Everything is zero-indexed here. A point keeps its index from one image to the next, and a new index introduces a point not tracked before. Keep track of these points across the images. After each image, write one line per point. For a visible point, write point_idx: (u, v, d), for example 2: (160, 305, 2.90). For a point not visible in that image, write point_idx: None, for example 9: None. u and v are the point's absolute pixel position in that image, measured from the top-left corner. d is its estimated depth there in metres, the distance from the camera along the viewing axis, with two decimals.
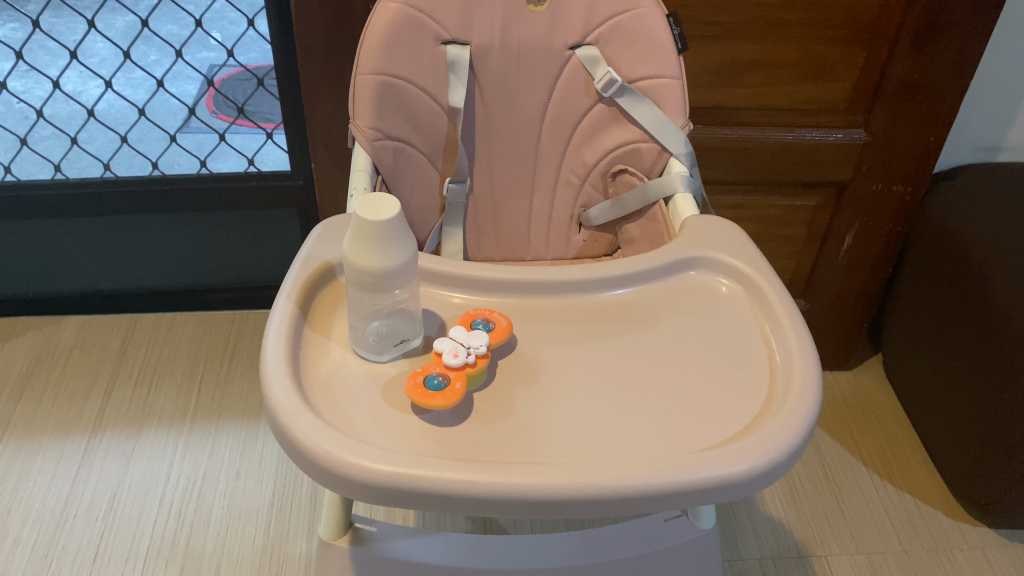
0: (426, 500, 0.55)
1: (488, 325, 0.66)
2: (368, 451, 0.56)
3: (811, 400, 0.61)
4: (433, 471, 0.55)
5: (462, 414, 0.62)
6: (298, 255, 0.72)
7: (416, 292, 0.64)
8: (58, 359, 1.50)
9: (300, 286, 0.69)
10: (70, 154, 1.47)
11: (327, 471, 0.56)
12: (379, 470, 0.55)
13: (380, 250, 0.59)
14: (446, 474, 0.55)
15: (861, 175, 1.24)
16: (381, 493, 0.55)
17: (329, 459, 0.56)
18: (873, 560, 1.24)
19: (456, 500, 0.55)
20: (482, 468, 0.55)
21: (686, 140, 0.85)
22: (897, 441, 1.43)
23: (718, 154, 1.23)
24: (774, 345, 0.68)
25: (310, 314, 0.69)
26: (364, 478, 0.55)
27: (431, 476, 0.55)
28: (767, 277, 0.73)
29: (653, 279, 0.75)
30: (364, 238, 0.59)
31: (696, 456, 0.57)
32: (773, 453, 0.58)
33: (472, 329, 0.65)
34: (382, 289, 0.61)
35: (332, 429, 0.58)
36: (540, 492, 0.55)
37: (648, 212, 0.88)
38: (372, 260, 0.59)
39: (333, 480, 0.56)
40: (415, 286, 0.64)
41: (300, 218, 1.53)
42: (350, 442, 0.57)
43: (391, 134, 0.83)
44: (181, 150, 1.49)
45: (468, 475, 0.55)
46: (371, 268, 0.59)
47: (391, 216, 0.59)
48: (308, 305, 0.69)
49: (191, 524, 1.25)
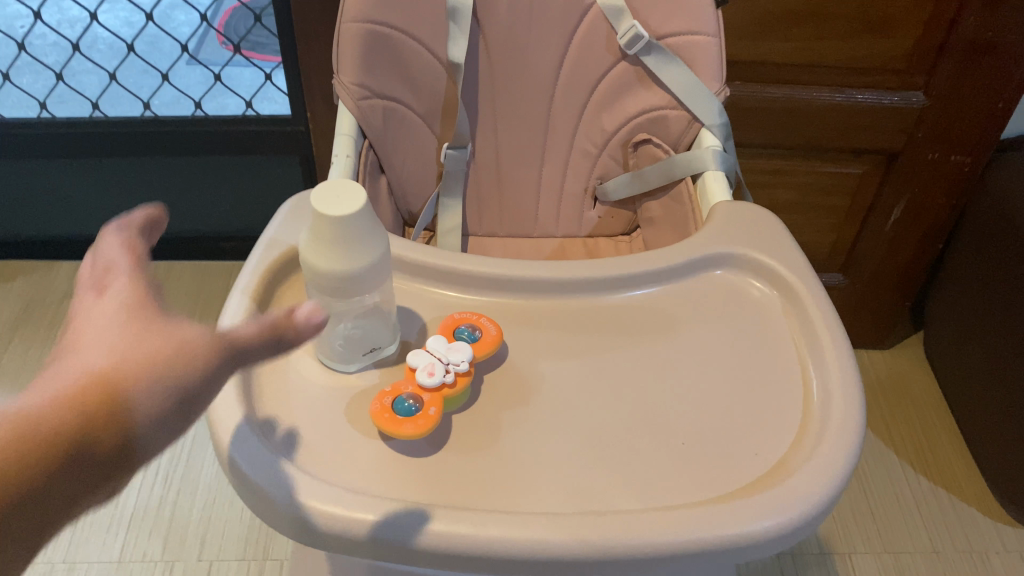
0: (384, 552, 0.46)
1: (473, 334, 0.57)
2: (320, 489, 0.47)
3: (851, 443, 0.51)
4: (393, 518, 0.46)
5: (437, 443, 0.52)
6: (263, 238, 0.62)
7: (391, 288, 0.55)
8: (48, 306, 1.43)
9: (259, 279, 0.59)
10: (56, 90, 1.37)
11: (271, 510, 0.47)
12: (328, 513, 0.46)
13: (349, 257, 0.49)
14: (410, 522, 0.46)
15: (916, 143, 1.12)
16: (329, 541, 0.47)
17: (270, 496, 0.47)
18: (901, 561, 1.15)
19: (418, 555, 0.46)
20: (452, 517, 0.46)
21: (721, 109, 0.73)
22: (934, 431, 1.33)
23: (756, 115, 1.11)
24: (811, 368, 0.58)
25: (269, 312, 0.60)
26: (311, 524, 0.46)
27: (391, 525, 0.46)
28: (807, 281, 0.62)
29: (673, 278, 0.65)
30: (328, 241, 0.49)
31: (709, 508, 0.48)
32: (804, 508, 0.48)
33: (454, 339, 0.57)
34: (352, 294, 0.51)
35: (285, 459, 0.49)
36: (518, 553, 0.45)
37: (672, 189, 0.77)
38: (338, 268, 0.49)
39: (278, 519, 0.47)
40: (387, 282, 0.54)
41: (303, 165, 1.43)
42: (300, 476, 0.48)
43: (379, 92, 0.73)
44: (175, 90, 1.39)
45: (435, 525, 0.46)
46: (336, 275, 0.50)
47: (356, 210, 0.49)
48: (267, 302, 0.60)
49: (178, 491, 1.19)
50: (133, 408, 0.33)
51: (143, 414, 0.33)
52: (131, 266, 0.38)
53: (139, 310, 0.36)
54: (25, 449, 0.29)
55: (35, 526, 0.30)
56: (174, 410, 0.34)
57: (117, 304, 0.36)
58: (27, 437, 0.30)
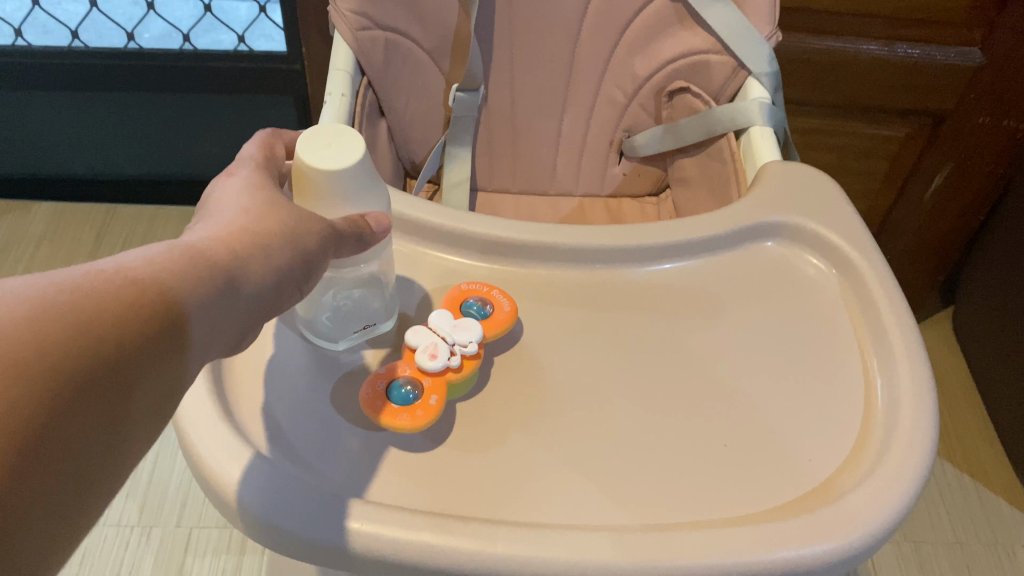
0: (370, 568, 0.38)
1: (483, 309, 0.49)
2: (288, 482, 0.39)
3: (925, 449, 0.43)
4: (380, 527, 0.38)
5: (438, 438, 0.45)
6: None
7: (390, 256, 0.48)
8: (24, 249, 1.35)
9: None
10: (32, 16, 1.27)
11: (232, 511, 0.39)
12: (292, 514, 0.38)
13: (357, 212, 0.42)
14: (400, 532, 0.38)
15: (967, 105, 1.03)
16: (302, 553, 0.38)
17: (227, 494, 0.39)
18: (922, 551, 1.09)
19: (412, 572, 0.38)
20: (449, 529, 0.38)
21: (773, 56, 0.63)
22: (961, 414, 1.25)
23: (794, 68, 1.01)
24: (874, 362, 0.49)
25: None
26: (281, 531, 0.38)
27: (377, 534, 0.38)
28: (869, 258, 0.54)
29: (712, 250, 0.56)
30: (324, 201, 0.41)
31: (756, 522, 0.40)
32: (875, 524, 0.40)
33: (461, 314, 0.49)
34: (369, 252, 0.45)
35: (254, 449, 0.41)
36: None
37: (710, 146, 0.68)
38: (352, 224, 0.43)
39: (240, 521, 0.39)
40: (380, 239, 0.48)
41: (298, 107, 1.33)
42: (272, 473, 0.39)
43: (381, 22, 0.64)
44: (160, 21, 1.28)
45: (430, 538, 0.38)
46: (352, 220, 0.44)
47: (337, 170, 0.40)
48: None
49: (157, 453, 1.12)
50: (256, 269, 0.34)
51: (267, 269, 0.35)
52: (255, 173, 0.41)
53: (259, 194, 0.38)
54: (175, 281, 0.31)
55: (182, 350, 0.30)
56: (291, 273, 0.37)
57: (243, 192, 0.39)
58: (171, 274, 0.31)
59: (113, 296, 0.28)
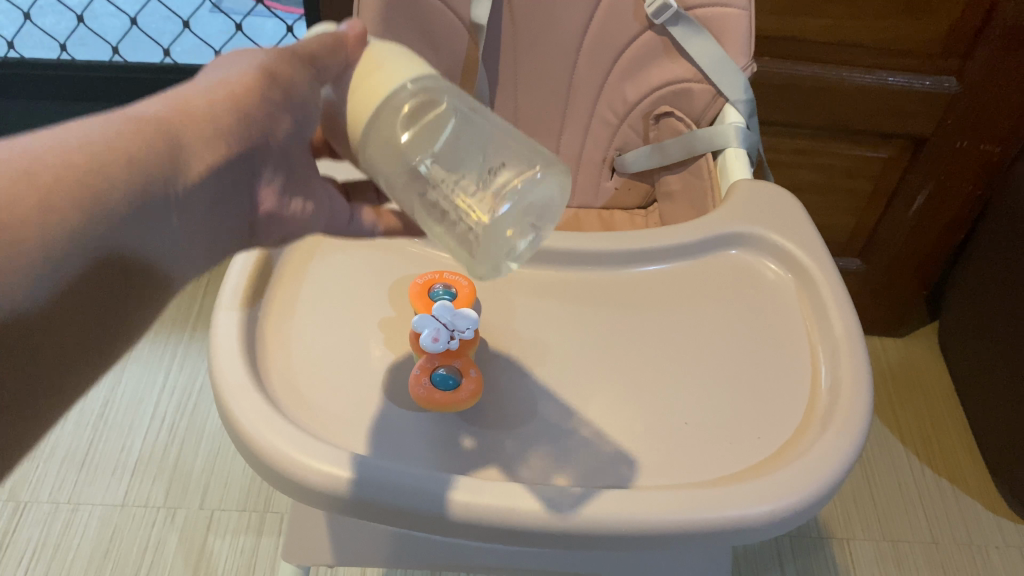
0: (457, 529, 0.47)
1: (449, 292, 0.60)
2: (319, 446, 0.48)
3: (857, 431, 0.51)
4: (460, 492, 0.47)
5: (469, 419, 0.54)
6: None
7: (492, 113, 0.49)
8: None
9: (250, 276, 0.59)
10: (76, 33, 1.37)
11: (267, 466, 0.48)
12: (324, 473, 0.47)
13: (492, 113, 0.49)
14: (477, 497, 0.47)
15: (945, 130, 1.09)
16: (322, 497, 0.47)
17: (269, 453, 0.48)
18: (900, 550, 1.15)
19: (420, 520, 0.47)
20: (517, 495, 0.47)
21: (747, 85, 0.71)
22: (942, 422, 1.32)
23: (783, 92, 1.09)
24: (822, 359, 0.57)
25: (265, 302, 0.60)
26: (374, 498, 0.47)
27: (462, 501, 0.47)
28: (823, 268, 0.62)
29: (686, 255, 0.66)
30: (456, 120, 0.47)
31: (705, 489, 0.48)
32: (806, 492, 0.47)
33: (434, 299, 0.59)
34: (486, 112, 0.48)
35: (284, 417, 0.50)
36: (513, 524, 0.47)
37: (692, 164, 0.76)
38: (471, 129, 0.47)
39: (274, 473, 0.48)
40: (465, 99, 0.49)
41: None
42: (302, 435, 0.49)
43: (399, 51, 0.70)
44: (194, 38, 1.38)
45: (503, 503, 0.47)
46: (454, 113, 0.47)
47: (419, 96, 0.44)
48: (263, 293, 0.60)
49: (182, 440, 1.20)
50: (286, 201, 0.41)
51: (279, 193, 0.40)
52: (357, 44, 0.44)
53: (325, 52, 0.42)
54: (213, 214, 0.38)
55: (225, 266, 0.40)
56: (301, 215, 0.41)
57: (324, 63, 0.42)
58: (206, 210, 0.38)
59: (123, 149, 0.34)
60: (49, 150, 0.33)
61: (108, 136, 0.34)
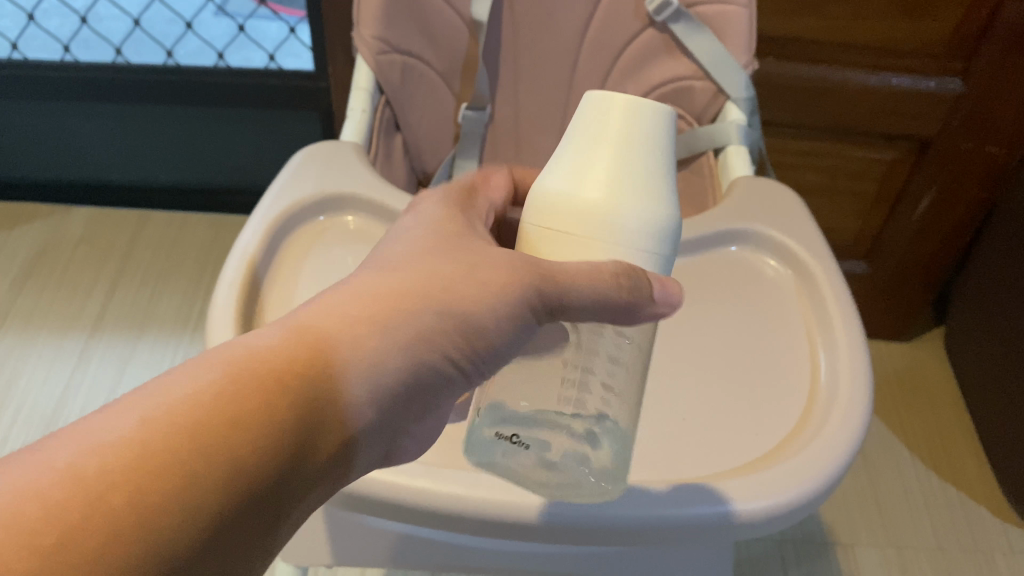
0: (630, 538, 0.47)
1: None
2: None
3: (855, 427, 0.50)
4: (662, 493, 0.47)
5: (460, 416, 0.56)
6: (261, 209, 0.64)
7: (649, 197, 0.38)
8: (63, 251, 1.43)
9: (251, 259, 0.59)
10: (80, 33, 1.38)
11: None
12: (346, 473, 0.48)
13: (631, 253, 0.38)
14: (679, 497, 0.47)
15: (950, 131, 1.08)
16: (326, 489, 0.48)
17: None
18: (904, 555, 1.14)
19: (423, 513, 0.48)
20: (710, 484, 0.48)
21: (748, 83, 0.71)
22: (948, 426, 1.30)
23: (787, 91, 1.08)
24: (822, 357, 0.56)
25: (260, 296, 0.59)
26: (559, 504, 0.46)
27: (665, 504, 0.46)
28: (822, 261, 0.62)
29: (685, 252, 0.65)
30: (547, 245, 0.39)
31: (702, 485, 0.47)
32: (803, 488, 0.47)
33: None
34: (623, 268, 0.38)
35: None
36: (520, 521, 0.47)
37: (693, 162, 0.75)
38: (557, 223, 0.38)
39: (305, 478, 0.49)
40: (643, 123, 0.38)
41: (322, 122, 1.39)
42: None
43: (399, 47, 0.72)
44: (197, 39, 1.39)
45: (704, 494, 0.47)
46: (573, 191, 0.38)
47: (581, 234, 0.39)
48: (258, 283, 0.59)
49: None
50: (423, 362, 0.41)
51: None
52: (502, 298, 0.37)
53: (423, 270, 0.37)
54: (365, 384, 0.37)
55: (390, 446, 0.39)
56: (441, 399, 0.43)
57: (470, 311, 0.37)
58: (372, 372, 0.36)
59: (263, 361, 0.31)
60: (132, 408, 0.28)
61: (253, 350, 0.31)
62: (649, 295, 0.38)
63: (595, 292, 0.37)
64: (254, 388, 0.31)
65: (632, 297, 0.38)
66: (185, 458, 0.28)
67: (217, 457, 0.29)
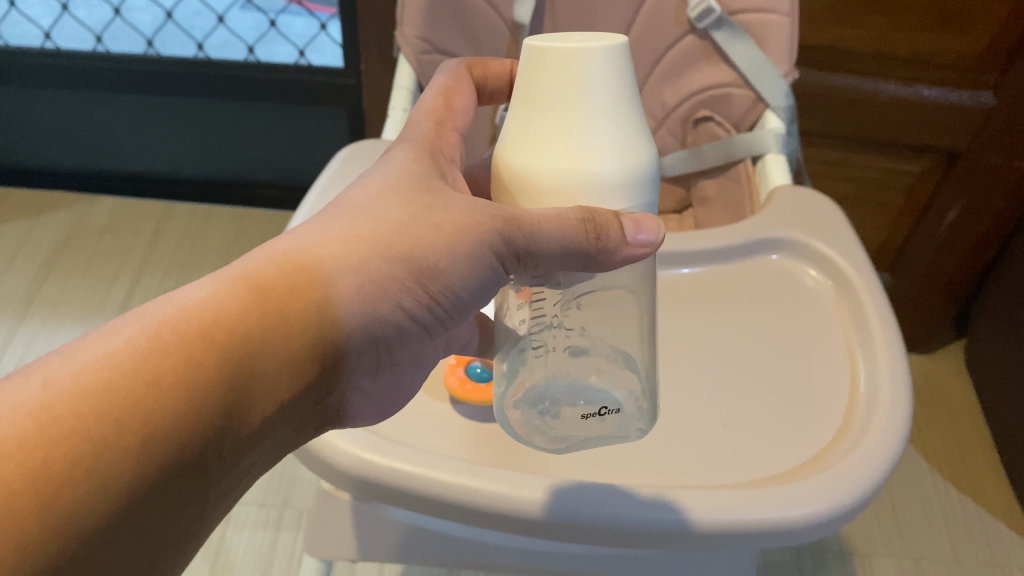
0: (675, 542, 0.47)
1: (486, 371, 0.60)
2: (420, 456, 0.50)
3: (894, 442, 0.50)
4: (706, 503, 0.47)
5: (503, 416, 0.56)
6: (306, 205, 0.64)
7: (628, 146, 0.34)
8: (89, 238, 1.44)
9: None
10: (112, 25, 1.40)
11: (348, 469, 0.50)
12: (408, 475, 0.49)
13: (610, 203, 0.36)
14: (718, 505, 0.47)
15: (980, 144, 1.08)
16: (383, 491, 0.49)
17: (351, 457, 0.50)
18: (922, 566, 1.13)
19: (475, 513, 0.48)
20: (758, 486, 0.48)
21: (788, 92, 0.71)
22: (969, 442, 1.30)
23: (817, 101, 1.09)
24: (861, 371, 0.56)
25: None
26: (612, 510, 0.47)
27: (704, 514, 0.46)
28: (863, 273, 0.62)
29: (724, 260, 0.67)
30: (520, 198, 0.37)
31: (744, 492, 0.47)
32: (842, 498, 0.47)
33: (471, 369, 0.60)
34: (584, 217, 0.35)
35: (384, 436, 0.51)
36: (573, 526, 0.47)
37: (730, 170, 0.76)
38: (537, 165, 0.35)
39: (360, 483, 0.50)
40: (590, 68, 0.33)
41: (349, 119, 1.39)
42: (378, 439, 0.51)
43: (440, 48, 0.73)
44: (229, 34, 1.40)
45: (747, 500, 0.47)
46: (555, 160, 0.34)
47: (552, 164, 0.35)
48: None
49: None
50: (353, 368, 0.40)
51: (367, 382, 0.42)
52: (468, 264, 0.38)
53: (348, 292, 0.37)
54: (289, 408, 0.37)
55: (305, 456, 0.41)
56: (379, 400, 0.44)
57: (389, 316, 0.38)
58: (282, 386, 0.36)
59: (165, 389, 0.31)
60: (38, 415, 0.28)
61: (147, 384, 0.30)
62: (620, 237, 0.35)
63: (558, 236, 0.35)
64: (176, 368, 0.31)
65: (601, 244, 0.35)
66: (90, 466, 0.28)
67: (121, 457, 0.29)
